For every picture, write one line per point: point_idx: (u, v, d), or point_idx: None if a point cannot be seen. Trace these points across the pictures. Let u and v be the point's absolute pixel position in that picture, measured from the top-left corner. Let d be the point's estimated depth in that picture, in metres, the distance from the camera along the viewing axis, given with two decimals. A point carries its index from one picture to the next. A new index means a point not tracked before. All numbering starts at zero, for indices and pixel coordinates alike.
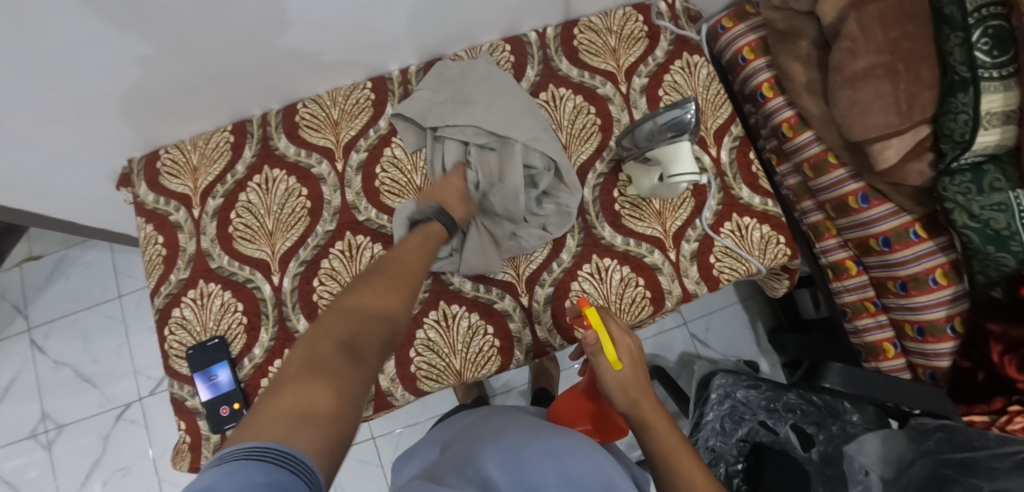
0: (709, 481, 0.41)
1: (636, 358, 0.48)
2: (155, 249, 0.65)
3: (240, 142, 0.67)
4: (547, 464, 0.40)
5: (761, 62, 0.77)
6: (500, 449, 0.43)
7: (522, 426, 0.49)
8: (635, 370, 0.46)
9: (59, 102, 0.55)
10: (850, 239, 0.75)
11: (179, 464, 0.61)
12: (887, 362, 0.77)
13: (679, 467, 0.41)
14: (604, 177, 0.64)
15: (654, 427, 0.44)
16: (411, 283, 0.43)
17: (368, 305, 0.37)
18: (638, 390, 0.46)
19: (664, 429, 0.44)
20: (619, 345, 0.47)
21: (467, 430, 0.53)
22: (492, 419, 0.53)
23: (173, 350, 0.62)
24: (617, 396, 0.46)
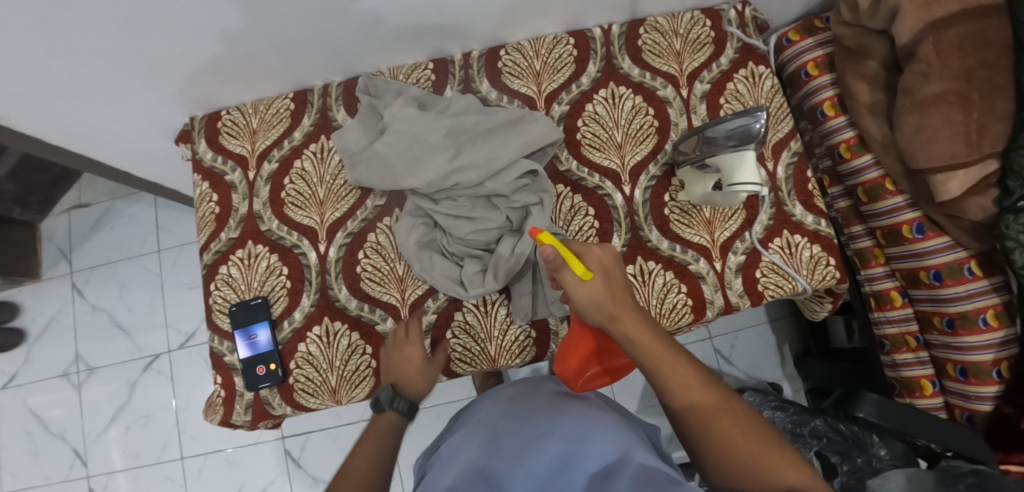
0: (704, 382, 0.41)
1: (610, 270, 0.45)
2: (209, 206, 0.66)
3: (299, 110, 0.68)
4: (553, 461, 0.40)
5: (825, 80, 0.75)
6: (507, 442, 0.43)
7: (525, 415, 0.47)
8: (606, 282, 0.43)
9: (137, 55, 0.57)
10: (898, 268, 0.73)
11: (211, 416, 0.63)
12: (922, 400, 0.75)
13: (674, 392, 0.40)
14: (656, 180, 0.63)
15: (640, 341, 0.41)
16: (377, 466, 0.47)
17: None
18: (614, 303, 0.43)
19: (653, 346, 0.41)
20: (586, 259, 0.44)
21: (478, 416, 0.52)
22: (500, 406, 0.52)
23: (217, 305, 0.64)
24: (592, 312, 0.43)
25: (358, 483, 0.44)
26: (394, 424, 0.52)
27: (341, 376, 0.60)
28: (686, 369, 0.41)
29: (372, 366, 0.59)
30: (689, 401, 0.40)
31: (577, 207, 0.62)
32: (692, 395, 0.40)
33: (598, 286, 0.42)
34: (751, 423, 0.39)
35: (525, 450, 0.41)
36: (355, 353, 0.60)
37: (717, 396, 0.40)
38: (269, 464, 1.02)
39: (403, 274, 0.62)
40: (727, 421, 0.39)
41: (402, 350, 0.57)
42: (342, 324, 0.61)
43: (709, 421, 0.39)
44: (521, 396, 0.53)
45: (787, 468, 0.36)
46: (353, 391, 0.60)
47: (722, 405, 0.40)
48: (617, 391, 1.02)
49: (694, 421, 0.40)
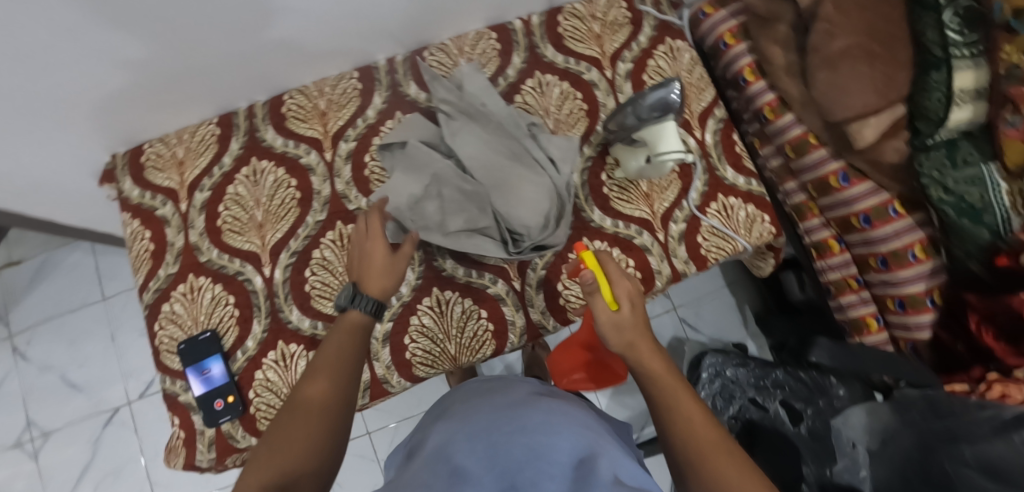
0: (706, 417, 0.39)
1: (637, 301, 0.48)
2: (142, 244, 0.64)
3: (226, 134, 0.66)
4: (524, 450, 0.40)
5: (741, 47, 0.78)
6: (478, 441, 0.43)
7: (496, 413, 0.48)
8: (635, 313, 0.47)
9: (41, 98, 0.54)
10: (832, 218, 0.77)
11: (174, 461, 0.60)
12: (870, 337, 0.78)
13: (674, 417, 0.39)
14: (591, 161, 0.65)
15: (649, 367, 0.44)
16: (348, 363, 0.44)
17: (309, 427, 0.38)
18: (634, 331, 0.46)
19: (665, 376, 0.43)
20: (618, 288, 0.48)
21: (452, 411, 0.53)
22: (468, 406, 0.53)
23: (164, 345, 0.61)
24: (612, 337, 0.46)
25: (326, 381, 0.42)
26: (358, 323, 0.48)
27: None
28: (695, 406, 0.40)
29: None
30: (690, 431, 0.37)
31: None
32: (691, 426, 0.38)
33: (624, 315, 0.46)
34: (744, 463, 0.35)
35: (496, 447, 0.41)
36: None
37: (717, 434, 0.37)
38: None
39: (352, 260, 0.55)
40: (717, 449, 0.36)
41: (364, 245, 0.51)
42: (297, 346, 0.60)
43: (704, 455, 0.35)
44: (500, 391, 0.54)
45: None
46: None
47: (721, 444, 0.36)
48: None
49: (688, 449, 0.36)
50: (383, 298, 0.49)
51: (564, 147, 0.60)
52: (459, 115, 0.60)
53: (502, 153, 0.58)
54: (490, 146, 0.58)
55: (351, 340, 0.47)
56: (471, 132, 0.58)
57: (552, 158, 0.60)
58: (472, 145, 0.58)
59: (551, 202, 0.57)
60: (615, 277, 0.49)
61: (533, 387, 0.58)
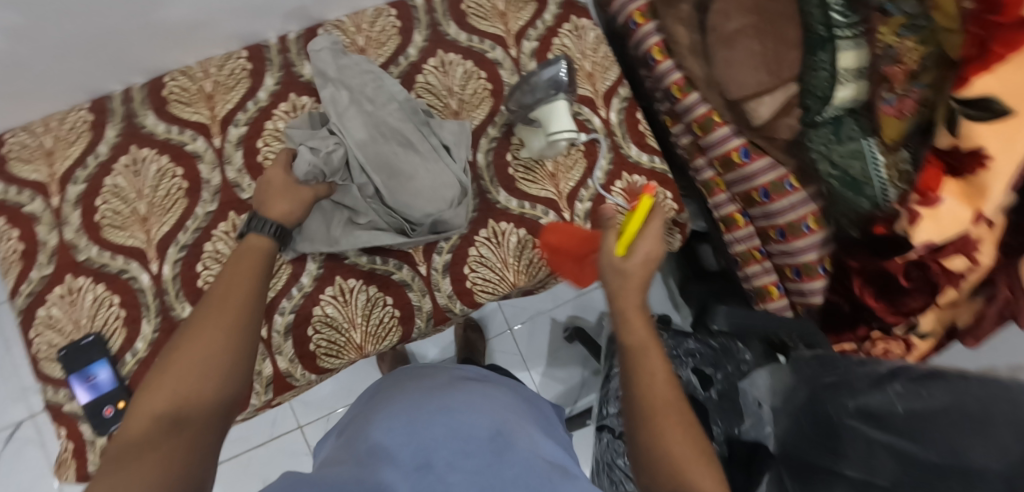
0: (670, 380, 0.43)
1: (648, 264, 0.49)
2: (10, 244, 0.58)
3: (100, 121, 0.60)
4: (442, 428, 0.38)
5: (650, 26, 0.79)
6: (399, 418, 0.41)
7: (417, 397, 0.45)
8: (638, 267, 0.48)
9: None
10: (737, 193, 0.80)
11: (65, 475, 0.56)
12: (772, 303, 0.83)
13: (640, 372, 0.43)
14: (496, 142, 0.64)
15: (632, 328, 0.47)
16: (247, 303, 0.43)
17: (207, 335, 0.38)
18: (631, 282, 0.48)
19: (639, 327, 0.47)
20: (638, 240, 0.50)
21: (384, 392, 0.51)
22: (392, 390, 0.51)
23: (43, 353, 0.57)
24: (609, 278, 0.49)
25: (220, 308, 0.41)
26: (262, 248, 0.48)
27: None
28: (659, 362, 0.44)
29: None
30: (646, 390, 0.42)
31: None
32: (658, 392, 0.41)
33: (627, 264, 0.48)
34: (698, 442, 0.38)
35: (414, 424, 0.39)
36: None
37: (672, 398, 0.41)
38: None
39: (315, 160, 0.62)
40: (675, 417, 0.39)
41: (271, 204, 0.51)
42: None
43: (654, 415, 0.40)
44: (426, 377, 0.53)
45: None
46: None
47: (672, 403, 0.41)
48: (524, 353, 1.04)
49: (643, 409, 0.41)
50: (284, 221, 0.51)
51: (455, 132, 0.61)
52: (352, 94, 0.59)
53: (393, 140, 0.58)
54: (381, 131, 0.58)
55: (255, 266, 0.46)
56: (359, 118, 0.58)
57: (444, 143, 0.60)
58: (361, 131, 0.58)
59: (450, 189, 0.58)
60: (646, 234, 0.50)
61: (462, 373, 0.57)
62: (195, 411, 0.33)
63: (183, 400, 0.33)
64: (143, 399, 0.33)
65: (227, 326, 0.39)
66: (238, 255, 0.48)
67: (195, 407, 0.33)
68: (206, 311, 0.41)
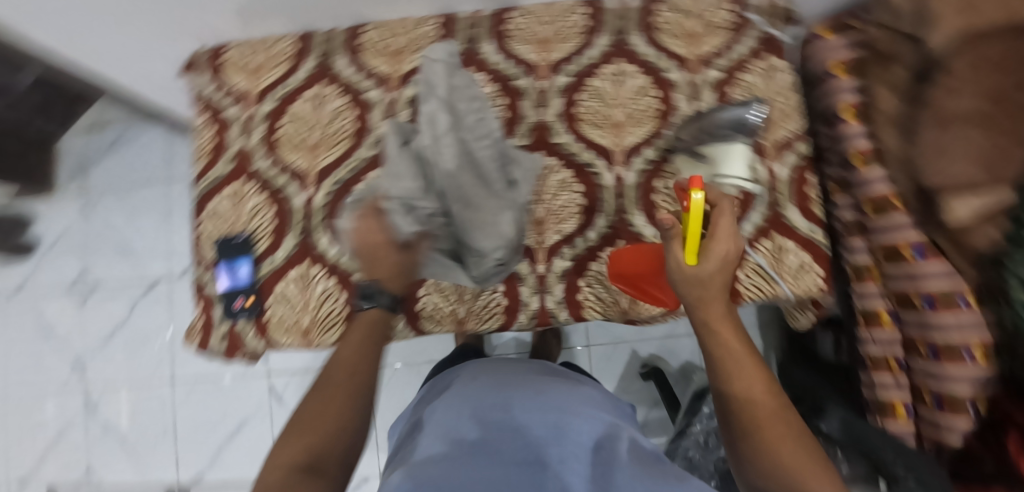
0: (770, 388, 0.40)
1: (728, 264, 0.44)
2: (206, 139, 0.66)
3: (302, 52, 0.66)
4: (544, 430, 0.39)
5: (848, 83, 0.72)
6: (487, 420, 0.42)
7: (500, 394, 0.46)
8: (719, 273, 0.44)
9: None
10: (892, 290, 0.70)
11: (190, 341, 0.65)
12: (893, 423, 0.72)
13: (735, 391, 0.40)
14: (650, 165, 0.61)
15: (718, 331, 0.43)
16: (364, 368, 0.46)
17: (329, 410, 0.42)
18: (712, 290, 0.44)
19: (731, 335, 0.43)
20: (709, 244, 0.44)
21: (458, 386, 0.53)
22: (475, 383, 0.52)
23: (204, 236, 0.65)
24: (685, 288, 0.45)
25: (338, 376, 0.45)
26: (376, 318, 0.50)
27: (314, 318, 0.61)
28: (760, 374, 0.41)
29: (344, 313, 0.60)
30: (747, 400, 0.39)
31: (566, 182, 0.61)
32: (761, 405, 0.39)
33: (705, 271, 0.43)
34: (801, 440, 0.37)
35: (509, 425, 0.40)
36: (329, 298, 0.61)
37: (780, 407, 0.39)
38: (255, 395, 1.10)
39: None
40: (781, 429, 0.37)
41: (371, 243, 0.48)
42: (320, 269, 0.62)
43: (761, 424, 0.38)
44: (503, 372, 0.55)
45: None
46: (324, 335, 0.61)
47: (778, 412, 0.39)
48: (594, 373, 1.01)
49: (749, 419, 0.38)
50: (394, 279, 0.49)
51: (529, 169, 0.59)
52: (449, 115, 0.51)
53: (474, 172, 0.52)
54: (467, 163, 0.51)
55: (372, 333, 0.49)
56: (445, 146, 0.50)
57: (515, 179, 0.57)
58: (452, 159, 0.50)
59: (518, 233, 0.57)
60: (718, 235, 0.45)
61: (534, 368, 0.59)
62: (323, 464, 0.38)
63: (310, 453, 0.39)
64: (277, 453, 0.39)
65: (346, 392, 0.43)
66: (358, 321, 0.51)
67: (322, 463, 0.38)
68: (327, 373, 0.45)
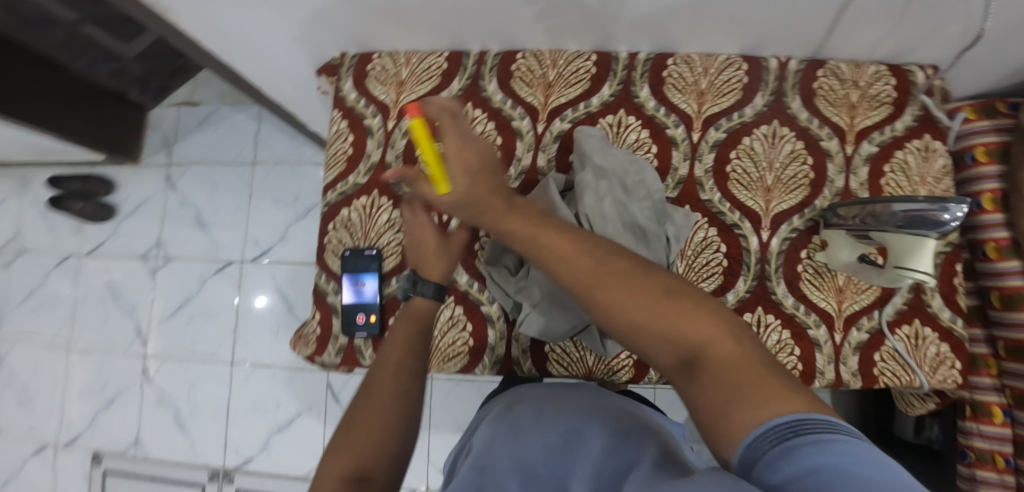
0: (581, 248, 0.34)
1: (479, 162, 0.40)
2: (342, 146, 0.66)
3: (451, 71, 0.66)
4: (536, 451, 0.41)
5: (992, 169, 0.70)
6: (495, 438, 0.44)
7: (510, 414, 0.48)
8: (469, 174, 0.38)
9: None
10: (1012, 386, 0.69)
11: (301, 347, 0.64)
12: None
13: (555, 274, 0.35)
14: (797, 233, 0.60)
15: (541, 241, 0.35)
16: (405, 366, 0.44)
17: (374, 420, 0.39)
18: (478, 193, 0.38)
19: (544, 234, 0.35)
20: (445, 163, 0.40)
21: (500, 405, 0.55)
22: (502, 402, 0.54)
23: (331, 245, 0.64)
24: (462, 214, 0.39)
25: (389, 376, 0.43)
26: (423, 307, 0.49)
27: (436, 345, 0.60)
28: (563, 239, 0.35)
29: (470, 344, 0.60)
30: (568, 273, 0.33)
31: (709, 240, 0.60)
32: (570, 267, 0.34)
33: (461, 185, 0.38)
34: (624, 277, 0.32)
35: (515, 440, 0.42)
36: (455, 327, 0.60)
37: (595, 262, 0.33)
38: (311, 389, 1.10)
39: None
40: (639, 280, 0.32)
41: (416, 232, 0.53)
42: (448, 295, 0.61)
43: (604, 298, 0.32)
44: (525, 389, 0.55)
45: (738, 351, 0.28)
46: (446, 363, 0.60)
47: (598, 267, 0.33)
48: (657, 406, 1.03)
49: (593, 307, 0.33)
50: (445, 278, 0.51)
51: (681, 226, 0.57)
52: (609, 179, 0.55)
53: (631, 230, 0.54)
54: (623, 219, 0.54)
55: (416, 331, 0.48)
56: (605, 206, 0.54)
57: (669, 237, 0.56)
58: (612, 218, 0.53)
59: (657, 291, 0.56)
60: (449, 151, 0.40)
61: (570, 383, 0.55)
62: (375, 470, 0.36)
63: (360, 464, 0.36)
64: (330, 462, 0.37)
65: (394, 388, 0.42)
66: (405, 312, 0.50)
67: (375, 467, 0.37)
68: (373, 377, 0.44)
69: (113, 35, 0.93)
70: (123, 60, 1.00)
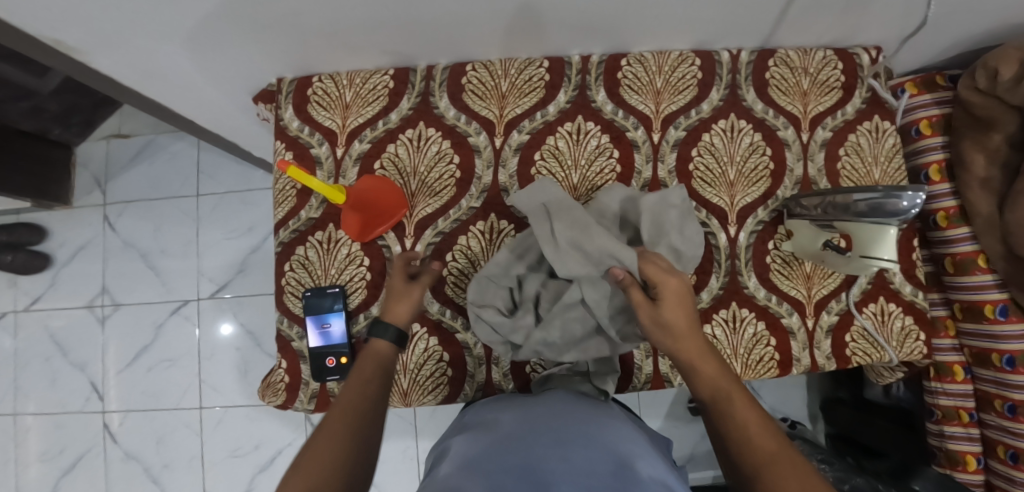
0: (766, 424, 0.35)
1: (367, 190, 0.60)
2: (289, 180, 0.62)
3: (399, 89, 0.62)
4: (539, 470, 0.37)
5: (937, 141, 0.73)
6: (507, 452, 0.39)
7: (514, 426, 0.44)
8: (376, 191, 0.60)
9: (256, 17, 0.51)
10: (969, 345, 0.73)
11: (270, 398, 0.60)
12: (964, 475, 0.74)
13: (726, 422, 0.36)
14: (763, 225, 0.61)
15: (705, 376, 0.39)
16: (364, 385, 0.40)
17: (336, 428, 0.36)
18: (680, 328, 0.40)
19: (710, 368, 0.39)
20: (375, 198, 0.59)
21: (482, 417, 0.49)
22: (481, 417, 0.49)
23: (290, 286, 0.60)
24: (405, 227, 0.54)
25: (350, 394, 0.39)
26: (381, 351, 0.45)
27: (414, 380, 0.57)
28: (748, 403, 0.36)
29: (449, 374, 0.57)
30: (742, 436, 0.34)
31: None
32: (751, 434, 0.34)
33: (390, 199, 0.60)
34: (799, 466, 0.32)
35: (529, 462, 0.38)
36: (430, 359, 0.58)
37: (775, 442, 0.34)
38: (292, 424, 1.06)
39: (577, 183, 0.60)
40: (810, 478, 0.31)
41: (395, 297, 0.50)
42: (421, 327, 0.58)
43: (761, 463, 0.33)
44: (505, 406, 0.50)
45: None
46: (426, 395, 0.58)
47: (777, 447, 0.33)
48: (643, 399, 1.06)
49: (745, 462, 0.33)
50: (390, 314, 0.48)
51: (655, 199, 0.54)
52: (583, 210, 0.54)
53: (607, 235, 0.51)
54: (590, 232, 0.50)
55: (376, 352, 0.44)
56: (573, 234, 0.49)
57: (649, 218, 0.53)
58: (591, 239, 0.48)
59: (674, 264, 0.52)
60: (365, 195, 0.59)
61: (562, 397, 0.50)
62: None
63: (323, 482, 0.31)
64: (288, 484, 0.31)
65: (354, 400, 0.39)
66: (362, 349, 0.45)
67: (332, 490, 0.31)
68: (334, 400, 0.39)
69: (25, 70, 0.83)
70: (38, 97, 0.90)
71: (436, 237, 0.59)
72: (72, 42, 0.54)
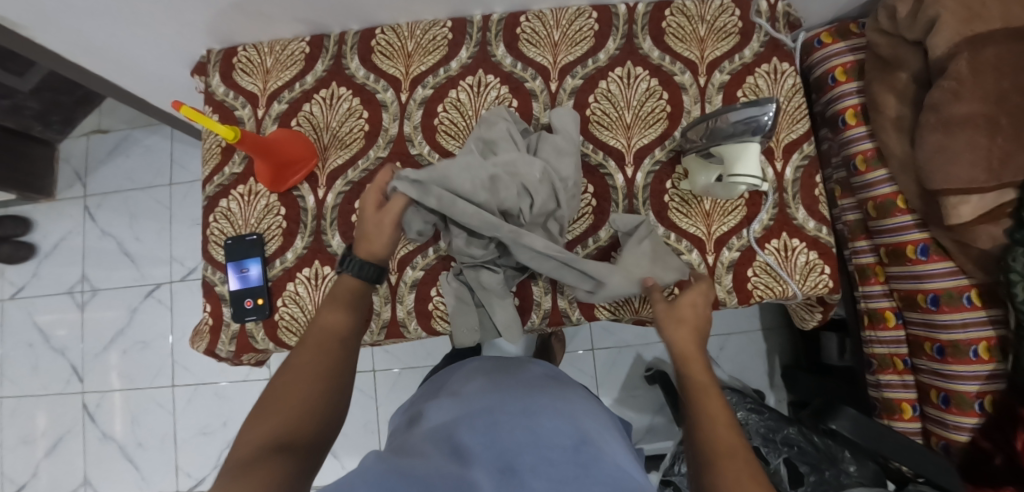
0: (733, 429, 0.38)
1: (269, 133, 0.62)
2: (215, 139, 0.67)
3: (314, 54, 0.67)
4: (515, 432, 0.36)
5: (851, 86, 0.73)
6: (478, 415, 0.39)
7: (488, 395, 0.43)
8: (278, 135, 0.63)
9: None
10: (896, 289, 0.71)
11: (197, 343, 0.64)
12: (902, 423, 0.72)
13: (700, 420, 0.39)
14: (660, 166, 0.63)
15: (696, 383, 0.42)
16: (332, 347, 0.45)
17: (302, 387, 0.40)
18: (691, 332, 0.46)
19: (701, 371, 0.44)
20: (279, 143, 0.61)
21: (456, 384, 0.49)
22: (454, 381, 0.51)
23: (214, 237, 0.64)
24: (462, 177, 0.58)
25: (318, 350, 0.44)
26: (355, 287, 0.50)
27: None
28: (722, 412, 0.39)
29: None
30: (708, 432, 0.37)
31: None
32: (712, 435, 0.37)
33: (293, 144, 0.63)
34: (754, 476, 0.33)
35: (496, 422, 0.37)
36: None
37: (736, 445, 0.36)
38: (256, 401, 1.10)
39: None
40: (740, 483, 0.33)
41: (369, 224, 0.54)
42: (331, 269, 0.61)
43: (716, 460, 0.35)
44: (487, 369, 0.51)
45: None
46: None
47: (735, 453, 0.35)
48: (599, 379, 1.08)
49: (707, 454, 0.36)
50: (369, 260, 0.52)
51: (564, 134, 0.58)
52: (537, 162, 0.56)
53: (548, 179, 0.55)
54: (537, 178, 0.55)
55: (349, 307, 0.49)
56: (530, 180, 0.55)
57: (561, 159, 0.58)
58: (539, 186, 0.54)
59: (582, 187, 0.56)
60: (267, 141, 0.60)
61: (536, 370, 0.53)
62: (300, 439, 0.36)
63: (287, 427, 0.36)
64: (248, 429, 0.36)
65: (324, 361, 0.43)
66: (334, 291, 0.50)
67: (300, 436, 0.36)
68: (298, 357, 0.43)
69: (6, 69, 0.91)
70: (20, 95, 0.97)
71: (346, 186, 0.63)
72: (13, 19, 0.60)
